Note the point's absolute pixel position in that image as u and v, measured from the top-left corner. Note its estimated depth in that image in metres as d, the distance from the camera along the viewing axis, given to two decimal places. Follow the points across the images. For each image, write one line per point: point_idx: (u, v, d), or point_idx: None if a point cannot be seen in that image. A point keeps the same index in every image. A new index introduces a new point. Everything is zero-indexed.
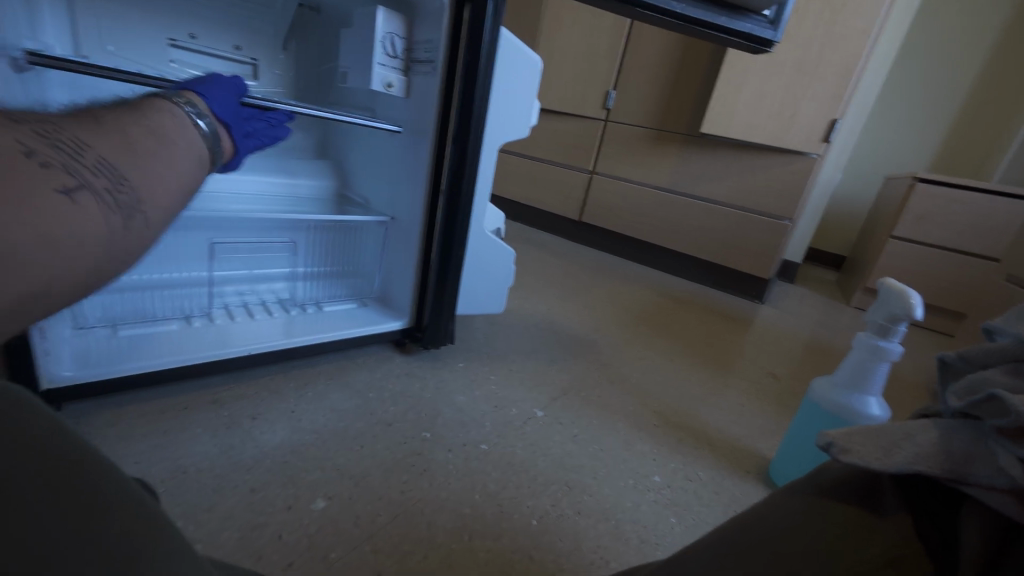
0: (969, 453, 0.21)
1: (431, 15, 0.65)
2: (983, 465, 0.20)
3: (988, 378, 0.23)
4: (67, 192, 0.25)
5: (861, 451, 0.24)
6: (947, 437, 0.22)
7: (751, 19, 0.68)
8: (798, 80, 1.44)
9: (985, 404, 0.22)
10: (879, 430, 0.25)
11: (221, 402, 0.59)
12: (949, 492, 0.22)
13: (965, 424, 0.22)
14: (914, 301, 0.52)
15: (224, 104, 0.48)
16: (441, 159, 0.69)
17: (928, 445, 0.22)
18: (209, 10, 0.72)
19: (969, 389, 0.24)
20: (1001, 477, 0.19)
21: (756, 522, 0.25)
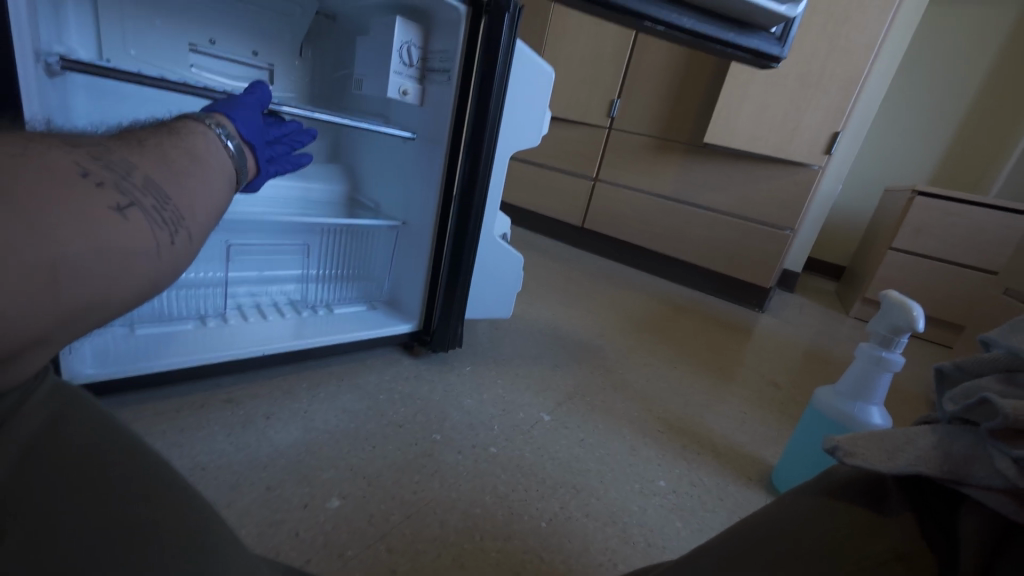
0: (968, 454, 0.22)
1: (447, 26, 0.67)
2: (982, 466, 0.21)
3: (982, 386, 0.24)
4: (118, 210, 0.27)
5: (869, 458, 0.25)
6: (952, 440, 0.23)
7: (759, 35, 0.70)
8: (801, 93, 1.47)
9: (980, 409, 0.23)
10: (882, 435, 0.26)
11: (236, 401, 0.60)
12: (948, 492, 0.24)
13: (962, 428, 0.24)
14: (916, 313, 0.53)
15: (247, 122, 0.49)
16: (454, 167, 0.71)
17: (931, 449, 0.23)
18: (229, 17, 0.73)
19: (965, 393, 0.25)
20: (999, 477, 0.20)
21: (770, 518, 0.27)
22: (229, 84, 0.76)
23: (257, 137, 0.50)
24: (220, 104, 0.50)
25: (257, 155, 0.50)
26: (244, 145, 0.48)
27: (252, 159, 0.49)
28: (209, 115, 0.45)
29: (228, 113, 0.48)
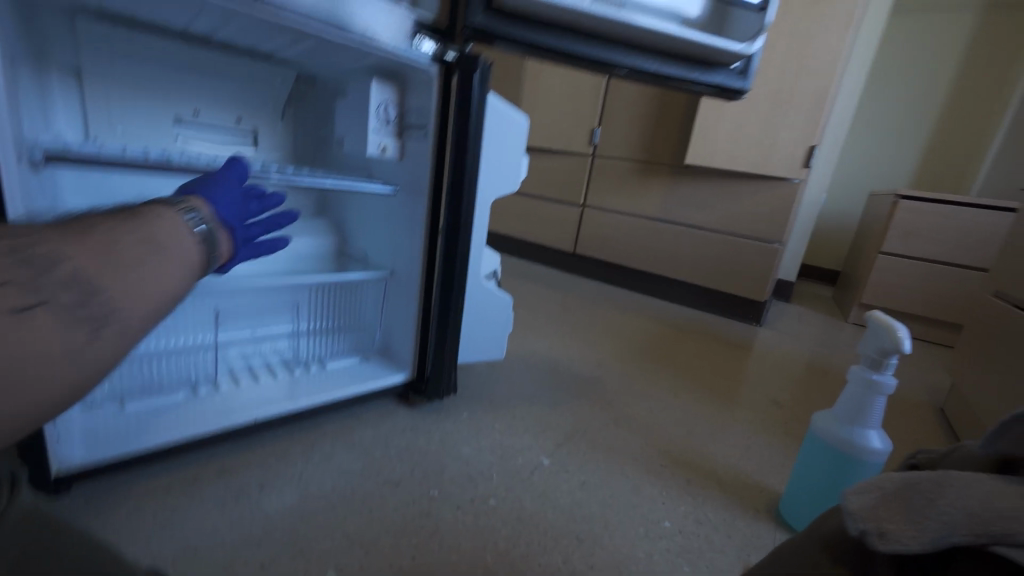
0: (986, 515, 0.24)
1: (421, 85, 0.69)
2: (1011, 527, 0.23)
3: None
4: (22, 311, 0.27)
5: (896, 529, 0.25)
6: (982, 497, 0.25)
7: (721, 71, 0.72)
8: (774, 111, 1.50)
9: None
10: (901, 491, 0.27)
11: (229, 471, 0.60)
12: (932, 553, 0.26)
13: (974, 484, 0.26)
14: (902, 334, 0.54)
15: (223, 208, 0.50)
16: (437, 218, 0.72)
17: (957, 512, 0.24)
18: (211, 89, 0.76)
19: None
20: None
21: None
22: (214, 151, 0.78)
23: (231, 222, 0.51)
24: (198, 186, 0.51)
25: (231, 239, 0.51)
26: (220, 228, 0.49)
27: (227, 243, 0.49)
28: (184, 201, 0.45)
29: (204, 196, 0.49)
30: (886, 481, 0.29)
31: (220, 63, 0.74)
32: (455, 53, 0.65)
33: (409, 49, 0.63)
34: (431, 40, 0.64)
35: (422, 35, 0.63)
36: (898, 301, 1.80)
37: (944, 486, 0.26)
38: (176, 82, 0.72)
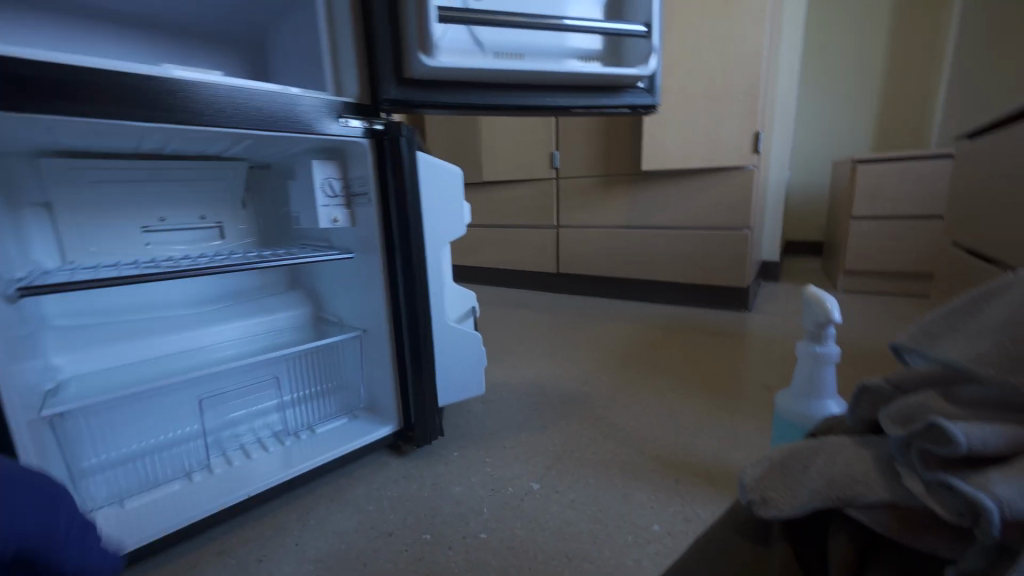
0: (844, 479, 0.27)
1: (358, 157, 0.75)
2: (861, 489, 0.26)
3: (923, 404, 0.27)
4: None
5: (777, 498, 0.30)
6: (843, 463, 0.28)
7: (630, 92, 0.79)
8: (714, 106, 1.56)
9: (925, 433, 0.25)
10: (785, 461, 0.31)
11: (228, 550, 0.62)
12: (815, 517, 0.29)
13: (845, 448, 0.29)
14: (829, 304, 0.57)
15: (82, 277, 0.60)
16: (393, 273, 0.77)
17: (820, 478, 0.28)
18: (171, 194, 0.82)
19: (908, 415, 0.28)
20: (874, 498, 0.26)
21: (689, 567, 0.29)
22: (184, 250, 0.84)
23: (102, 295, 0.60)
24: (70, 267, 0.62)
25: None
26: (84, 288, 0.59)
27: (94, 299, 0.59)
28: None
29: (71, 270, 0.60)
30: (777, 453, 0.33)
31: (175, 169, 0.81)
32: (382, 124, 0.72)
33: (339, 129, 0.68)
34: (357, 118, 0.70)
35: (348, 115, 0.69)
36: (879, 262, 1.82)
37: (816, 455, 0.30)
38: (138, 193, 0.78)
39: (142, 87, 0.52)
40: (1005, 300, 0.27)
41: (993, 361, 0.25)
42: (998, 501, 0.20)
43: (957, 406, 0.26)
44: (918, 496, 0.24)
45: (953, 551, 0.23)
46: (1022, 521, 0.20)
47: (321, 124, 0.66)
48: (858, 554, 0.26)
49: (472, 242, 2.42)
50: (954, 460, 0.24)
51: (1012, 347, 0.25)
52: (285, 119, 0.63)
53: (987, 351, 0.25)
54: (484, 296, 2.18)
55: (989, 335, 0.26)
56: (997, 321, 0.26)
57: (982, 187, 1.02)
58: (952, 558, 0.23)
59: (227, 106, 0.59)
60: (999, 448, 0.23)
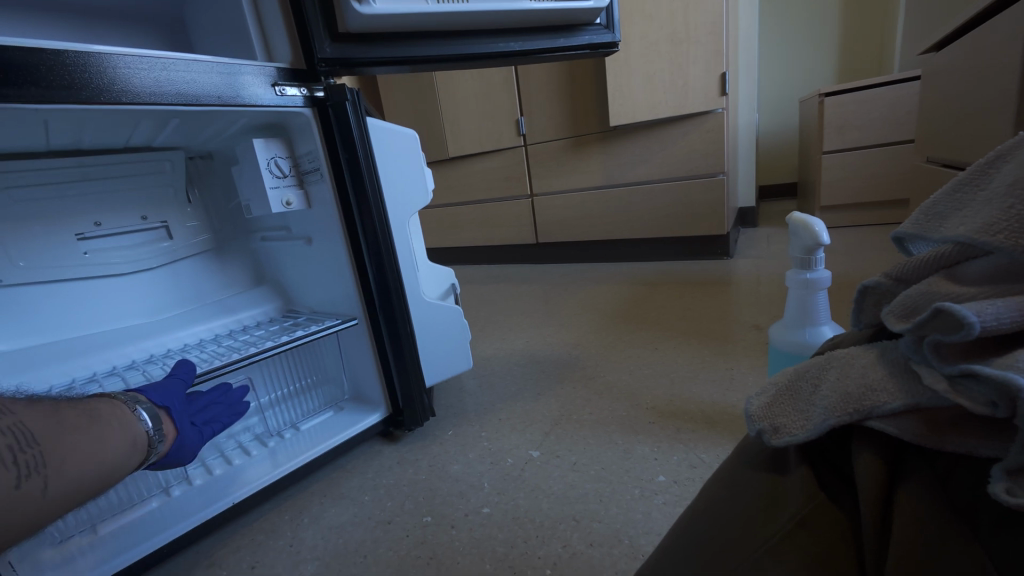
0: (856, 390, 0.25)
1: (303, 130, 0.68)
2: (874, 398, 0.24)
3: (926, 293, 0.25)
4: None
5: (788, 424, 0.27)
6: (854, 375, 0.26)
7: (588, 31, 0.74)
8: (677, 51, 1.51)
9: (934, 320, 0.22)
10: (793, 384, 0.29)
11: (218, 561, 0.58)
12: (834, 439, 0.27)
13: (855, 356, 0.27)
14: (817, 228, 0.55)
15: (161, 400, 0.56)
16: (359, 252, 0.72)
17: (833, 394, 0.26)
18: (103, 194, 0.74)
19: (908, 308, 0.26)
20: (895, 405, 0.23)
21: (712, 516, 0.27)
22: (131, 256, 0.77)
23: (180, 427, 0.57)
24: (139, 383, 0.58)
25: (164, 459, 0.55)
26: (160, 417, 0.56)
27: (171, 423, 0.56)
28: None
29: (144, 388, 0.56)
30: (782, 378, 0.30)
31: (110, 168, 0.73)
32: (323, 90, 0.65)
33: (274, 97, 0.61)
34: (295, 85, 0.63)
35: (284, 82, 0.62)
36: (854, 193, 1.82)
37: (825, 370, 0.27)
38: (63, 195, 0.70)
39: (29, 63, 0.45)
40: (1015, 163, 0.25)
41: (998, 229, 0.23)
42: None
43: (963, 286, 0.24)
44: (941, 395, 0.21)
45: (991, 449, 0.20)
46: None
47: (251, 92, 0.60)
48: (888, 468, 0.23)
49: (446, 223, 2.35)
50: (971, 348, 0.22)
51: (1020, 209, 0.22)
52: (210, 92, 0.57)
53: (994, 218, 0.23)
54: (466, 274, 2.14)
55: (998, 201, 0.24)
56: (1005, 185, 0.24)
57: (954, 101, 1.00)
58: (993, 456, 0.20)
59: (139, 80, 0.52)
60: (1016, 322, 0.20)
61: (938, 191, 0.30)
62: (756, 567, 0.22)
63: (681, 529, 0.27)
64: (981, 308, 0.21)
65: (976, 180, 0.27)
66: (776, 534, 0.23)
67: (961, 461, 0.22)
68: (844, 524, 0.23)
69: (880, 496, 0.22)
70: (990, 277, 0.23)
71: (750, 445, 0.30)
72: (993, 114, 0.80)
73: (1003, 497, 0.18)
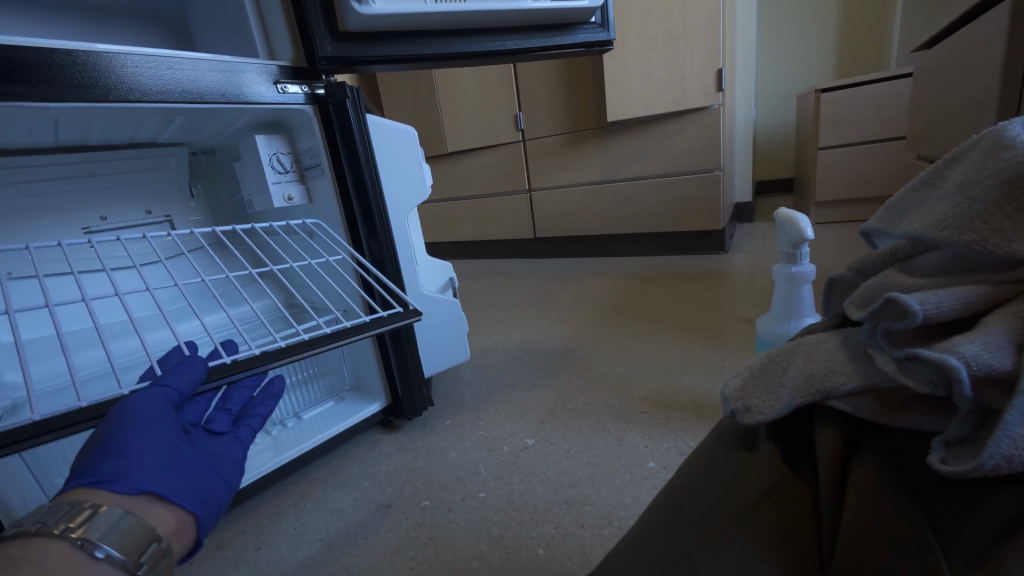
0: (821, 372, 0.27)
1: (304, 126, 0.70)
2: (834, 380, 0.26)
3: (883, 285, 0.28)
4: None
5: (759, 404, 0.30)
6: (819, 359, 0.28)
7: (583, 29, 0.76)
8: (674, 46, 1.51)
9: (885, 310, 0.25)
10: (766, 369, 0.31)
11: (224, 543, 0.60)
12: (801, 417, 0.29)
13: (823, 344, 0.29)
14: (802, 223, 0.57)
15: (143, 479, 0.35)
16: (359, 246, 0.74)
17: (800, 376, 0.28)
18: (109, 190, 0.75)
19: (868, 298, 0.28)
20: (851, 386, 0.25)
21: (686, 486, 0.29)
22: (135, 250, 0.79)
23: (191, 497, 0.38)
24: (99, 432, 0.37)
25: (199, 529, 0.38)
26: (149, 499, 0.36)
27: (170, 509, 0.36)
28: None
29: (111, 477, 0.35)
30: (757, 363, 0.32)
31: (113, 162, 0.74)
32: (324, 88, 0.67)
33: (276, 95, 0.63)
34: (296, 83, 0.65)
35: (285, 80, 0.64)
36: (848, 189, 1.84)
37: (796, 356, 0.30)
38: (69, 189, 0.71)
39: (38, 61, 0.46)
40: (966, 165, 0.26)
41: (947, 225, 0.25)
42: (964, 360, 0.19)
43: (916, 277, 0.26)
44: (890, 376, 0.23)
45: (936, 424, 0.22)
46: (994, 376, 0.20)
47: (253, 89, 0.61)
48: (846, 442, 0.25)
49: (444, 218, 2.37)
50: (920, 334, 0.24)
51: (966, 206, 0.24)
52: (213, 90, 0.58)
53: (944, 215, 0.25)
54: (464, 268, 2.16)
55: (949, 199, 0.26)
56: (956, 185, 0.26)
57: (946, 97, 1.01)
58: (936, 431, 0.23)
59: (145, 80, 0.53)
60: (954, 310, 0.23)
61: (902, 189, 0.32)
62: (719, 530, 0.25)
63: (659, 502, 0.29)
64: (924, 299, 0.23)
65: (934, 181, 0.29)
66: (743, 505, 0.25)
67: (911, 437, 0.24)
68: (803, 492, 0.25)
69: (836, 469, 0.24)
70: (938, 269, 0.26)
71: (726, 425, 0.32)
72: (981, 113, 0.82)
73: (937, 465, 0.20)
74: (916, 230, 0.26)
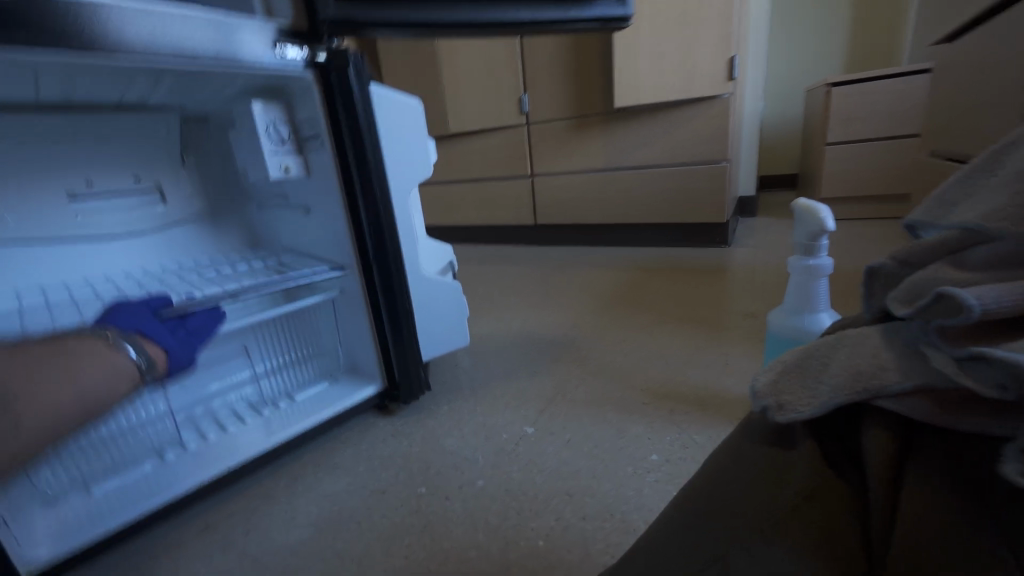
0: (870, 370, 0.25)
1: (303, 94, 0.66)
2: (884, 378, 0.24)
3: (933, 278, 0.25)
4: None
5: (793, 400, 0.28)
6: (864, 355, 0.26)
7: (600, 3, 0.72)
8: (686, 32, 1.47)
9: (937, 305, 0.23)
10: (802, 364, 0.29)
11: (213, 525, 0.58)
12: (844, 417, 0.27)
13: (872, 338, 0.27)
14: (823, 214, 0.54)
15: (129, 324, 0.53)
16: (358, 221, 0.71)
17: (844, 373, 0.26)
18: (94, 154, 0.71)
19: (916, 293, 0.26)
20: (905, 385, 0.23)
21: (711, 489, 0.27)
22: (121, 219, 0.75)
23: None
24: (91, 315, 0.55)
25: None
26: None
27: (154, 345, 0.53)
28: None
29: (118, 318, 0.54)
30: (791, 357, 0.31)
31: (99, 124, 0.70)
32: (325, 53, 0.64)
33: (274, 57, 0.59)
34: (294, 45, 0.61)
35: (284, 42, 0.60)
36: (855, 185, 1.82)
37: (837, 350, 0.28)
38: (50, 151, 0.67)
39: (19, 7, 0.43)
40: None
41: (1006, 216, 0.22)
42: None
43: (971, 272, 0.24)
44: (950, 377, 0.21)
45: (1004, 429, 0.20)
46: None
47: (250, 50, 0.57)
48: (898, 445, 0.23)
49: (441, 201, 2.33)
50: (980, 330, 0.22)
51: None
52: (207, 49, 0.54)
53: (1004, 205, 0.23)
54: (462, 253, 2.13)
55: (1007, 188, 0.23)
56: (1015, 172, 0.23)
57: (963, 94, 0.99)
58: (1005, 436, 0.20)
59: (134, 34, 0.49)
60: (1018, 305, 0.20)
61: (949, 179, 0.30)
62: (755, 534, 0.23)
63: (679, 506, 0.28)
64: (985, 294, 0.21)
65: (986, 169, 0.27)
66: (782, 515, 0.24)
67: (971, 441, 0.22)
68: (849, 498, 0.23)
69: (886, 478, 0.23)
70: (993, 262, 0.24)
71: (753, 422, 0.30)
72: (1002, 110, 0.79)
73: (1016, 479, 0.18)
74: (969, 219, 0.24)
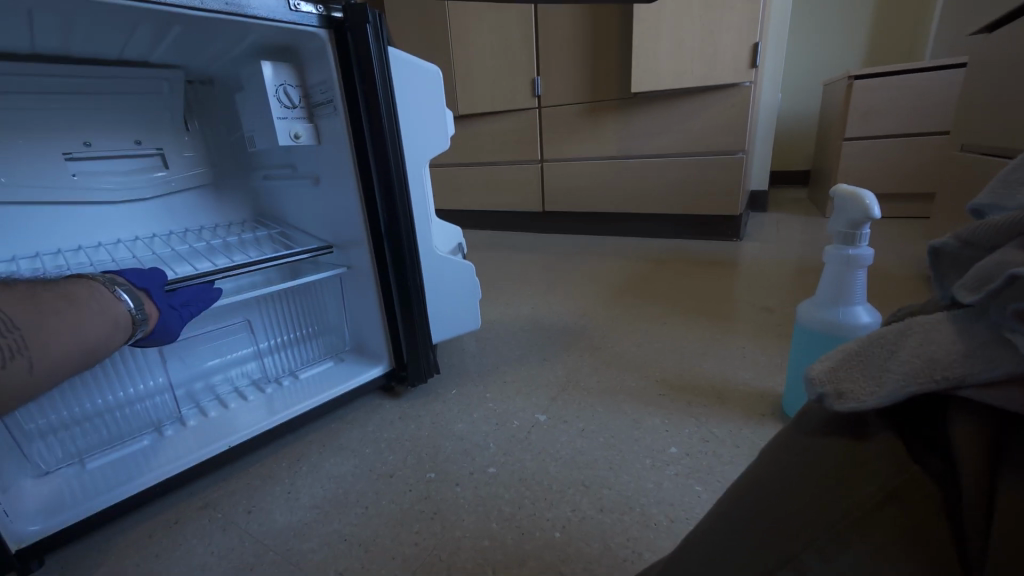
0: (950, 355, 0.21)
1: (317, 55, 0.63)
2: (967, 364, 0.21)
3: (1001, 260, 0.22)
4: None
5: (856, 389, 0.25)
6: (940, 339, 0.23)
7: None
8: (710, 16, 1.42)
9: (1010, 288, 0.21)
10: (865, 351, 0.26)
11: (213, 504, 0.56)
12: (920, 409, 0.24)
13: (950, 322, 0.23)
14: (868, 201, 0.50)
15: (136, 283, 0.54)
16: (368, 191, 0.67)
17: (916, 359, 0.23)
18: (93, 113, 0.68)
19: (980, 277, 0.23)
20: (995, 373, 0.20)
21: (765, 481, 0.25)
22: (121, 183, 0.72)
23: None
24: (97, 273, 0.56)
25: None
26: None
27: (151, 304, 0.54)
28: None
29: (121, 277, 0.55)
30: (854, 345, 0.27)
31: (100, 81, 0.66)
32: (341, 11, 0.59)
33: (286, 12, 0.55)
34: (309, 0, 0.57)
35: None
36: (872, 183, 1.79)
37: (907, 336, 0.24)
38: (47, 107, 0.63)
39: None
40: None
41: None
42: None
43: None
44: None
45: None
46: None
47: (261, 2, 0.53)
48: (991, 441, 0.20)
49: (447, 185, 2.29)
50: None
51: None
52: None
53: None
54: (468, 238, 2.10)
55: None
56: None
57: (999, 87, 0.95)
58: None
59: None
60: None
61: (1020, 154, 0.27)
62: None
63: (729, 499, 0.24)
64: None
65: None
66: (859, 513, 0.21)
67: None
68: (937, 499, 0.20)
69: (984, 475, 0.19)
70: None
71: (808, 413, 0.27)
72: None
73: None
74: None
